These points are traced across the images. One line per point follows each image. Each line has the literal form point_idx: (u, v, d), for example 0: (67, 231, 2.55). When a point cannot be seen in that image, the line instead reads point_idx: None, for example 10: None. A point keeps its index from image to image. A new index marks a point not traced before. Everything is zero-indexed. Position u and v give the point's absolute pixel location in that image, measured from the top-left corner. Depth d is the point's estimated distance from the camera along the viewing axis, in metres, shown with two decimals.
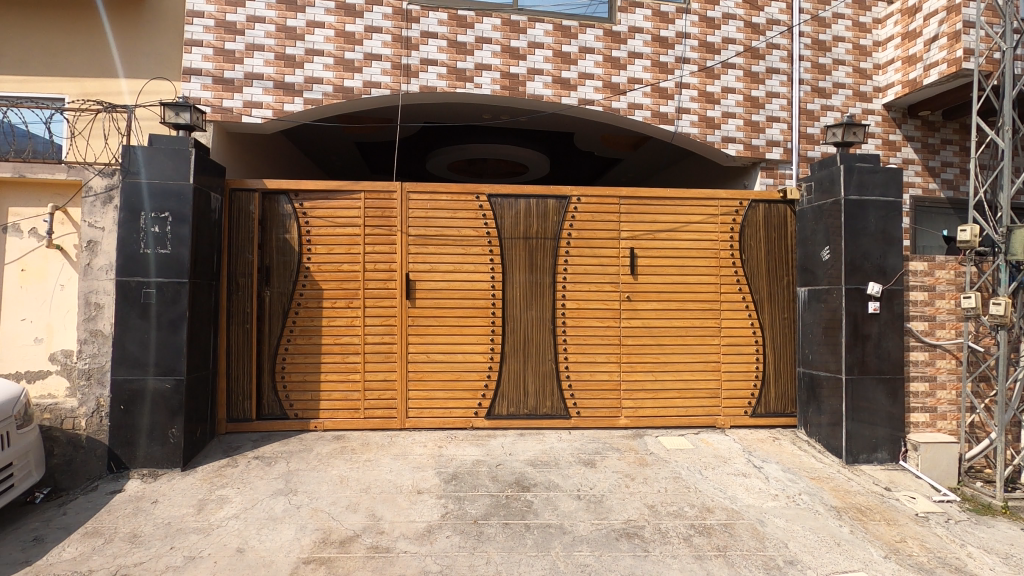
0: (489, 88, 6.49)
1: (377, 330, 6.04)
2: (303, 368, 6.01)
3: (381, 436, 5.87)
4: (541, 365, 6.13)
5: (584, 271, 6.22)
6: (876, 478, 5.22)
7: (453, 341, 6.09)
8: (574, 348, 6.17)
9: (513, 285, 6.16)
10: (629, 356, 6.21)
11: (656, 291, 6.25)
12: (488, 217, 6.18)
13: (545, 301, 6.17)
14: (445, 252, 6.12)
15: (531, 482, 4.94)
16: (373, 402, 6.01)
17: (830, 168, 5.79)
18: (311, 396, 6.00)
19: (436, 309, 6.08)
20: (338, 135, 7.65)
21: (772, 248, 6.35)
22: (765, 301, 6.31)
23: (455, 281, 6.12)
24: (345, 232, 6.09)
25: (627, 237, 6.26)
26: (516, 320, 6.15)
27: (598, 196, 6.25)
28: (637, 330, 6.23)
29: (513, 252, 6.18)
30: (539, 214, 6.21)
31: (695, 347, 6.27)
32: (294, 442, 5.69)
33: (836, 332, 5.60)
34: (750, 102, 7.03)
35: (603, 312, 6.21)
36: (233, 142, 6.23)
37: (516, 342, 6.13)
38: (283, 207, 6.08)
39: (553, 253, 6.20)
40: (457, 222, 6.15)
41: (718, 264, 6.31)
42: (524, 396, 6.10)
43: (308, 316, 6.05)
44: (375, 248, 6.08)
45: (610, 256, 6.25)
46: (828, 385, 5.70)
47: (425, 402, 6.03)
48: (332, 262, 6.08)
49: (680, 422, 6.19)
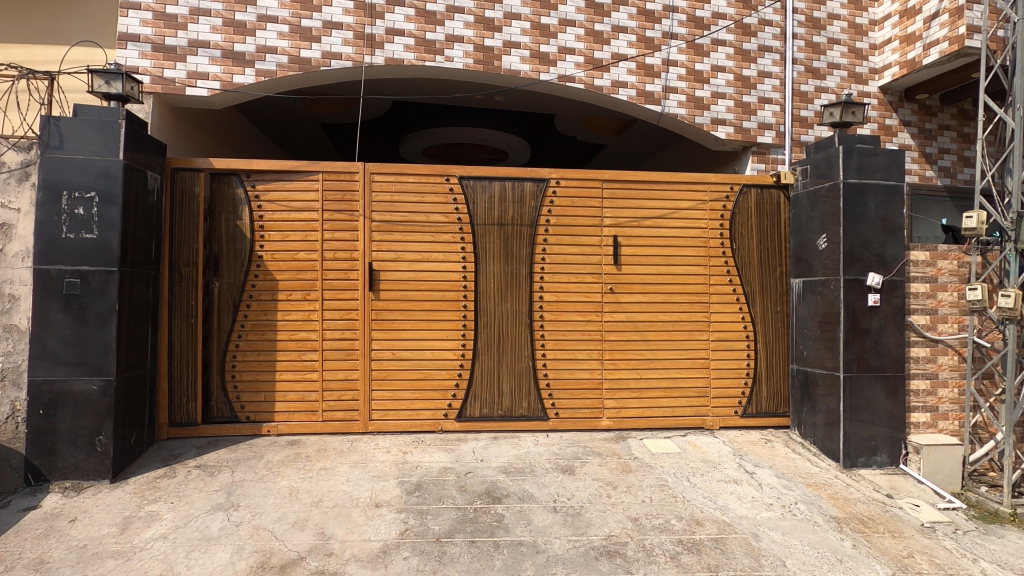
0: (462, 61, 5.96)
1: (337, 325, 5.51)
2: (256, 366, 5.47)
3: (341, 440, 5.35)
4: (517, 363, 5.66)
5: (564, 261, 5.74)
6: (876, 484, 4.83)
7: (421, 336, 5.59)
8: (553, 344, 5.70)
9: (487, 276, 5.66)
10: (612, 353, 5.75)
11: (640, 283, 5.80)
12: (459, 202, 5.67)
13: (522, 293, 5.69)
14: (411, 240, 5.61)
15: (503, 493, 4.47)
16: (332, 404, 5.48)
17: (827, 150, 5.37)
18: (264, 398, 5.46)
19: (402, 303, 5.57)
20: (299, 113, 7.06)
21: (765, 237, 5.93)
22: (757, 293, 5.89)
23: (423, 271, 5.61)
24: (302, 217, 5.54)
25: (611, 225, 5.80)
26: (490, 314, 5.65)
27: (579, 180, 5.77)
28: (621, 325, 5.77)
29: (486, 241, 5.68)
30: (515, 198, 5.71)
31: (683, 343, 5.83)
32: (242, 448, 5.15)
33: (833, 326, 5.19)
34: (740, 82, 6.60)
35: (584, 305, 5.74)
36: (177, 117, 5.63)
37: (491, 338, 5.64)
38: (233, 189, 5.51)
39: (531, 241, 5.72)
40: (425, 207, 5.63)
41: (707, 253, 5.88)
42: (498, 396, 5.62)
43: (261, 309, 5.50)
44: (335, 235, 5.54)
45: (593, 245, 5.78)
46: (825, 383, 5.30)
47: (390, 404, 5.53)
48: (287, 250, 5.53)
49: (666, 423, 5.76)
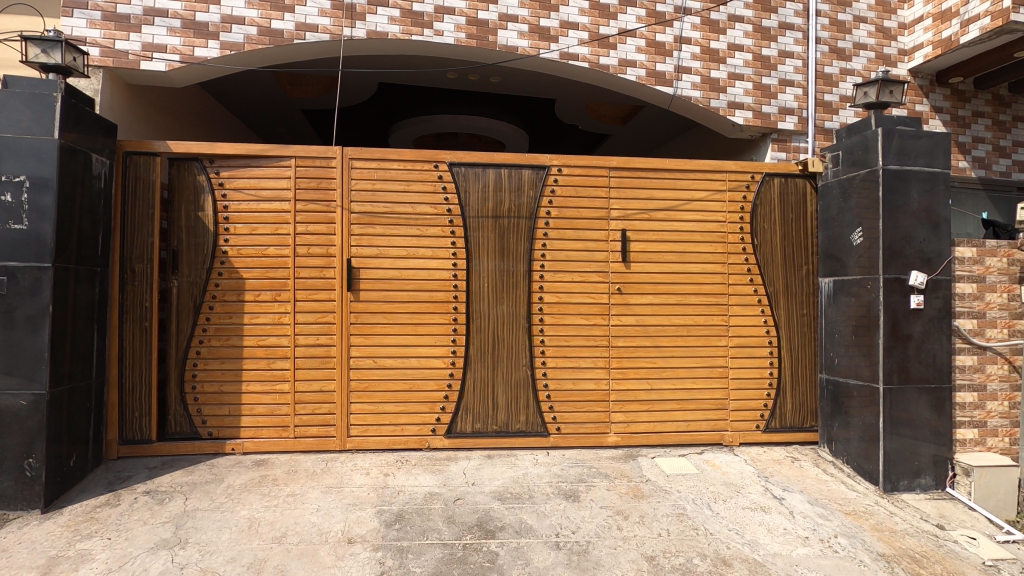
0: (453, 36, 5.34)
1: (311, 329, 4.89)
2: (219, 376, 4.85)
3: (314, 460, 4.72)
4: (514, 372, 5.05)
5: (566, 258, 5.13)
6: (924, 513, 4.23)
7: (407, 342, 4.98)
8: (555, 351, 5.09)
9: (480, 274, 5.05)
10: (620, 362, 5.15)
11: (651, 283, 5.20)
12: (449, 191, 5.06)
13: (519, 294, 5.08)
14: (396, 234, 5.00)
15: (497, 525, 3.85)
16: (306, 418, 4.86)
17: (863, 132, 4.77)
18: (229, 412, 4.84)
19: (385, 305, 4.96)
20: (275, 95, 6.45)
21: (789, 231, 5.34)
22: (781, 294, 5.29)
23: (409, 269, 5.00)
24: (272, 207, 4.92)
25: (619, 218, 5.20)
26: (483, 317, 5.04)
27: (583, 167, 5.17)
28: (629, 330, 5.17)
29: (480, 235, 5.06)
30: (512, 187, 5.10)
31: (699, 350, 5.23)
32: (201, 470, 4.52)
33: (871, 331, 4.60)
34: (760, 62, 6.01)
35: (589, 308, 5.13)
36: (132, 95, 5.01)
37: (485, 345, 5.03)
38: (194, 176, 4.89)
39: (529, 235, 5.11)
40: (411, 197, 5.02)
41: (726, 250, 5.28)
42: (493, 410, 5.01)
43: (224, 312, 4.88)
44: (309, 227, 4.92)
45: (599, 240, 5.17)
46: (861, 397, 4.71)
47: (371, 418, 4.91)
48: (255, 245, 4.91)
49: (680, 439, 5.16)
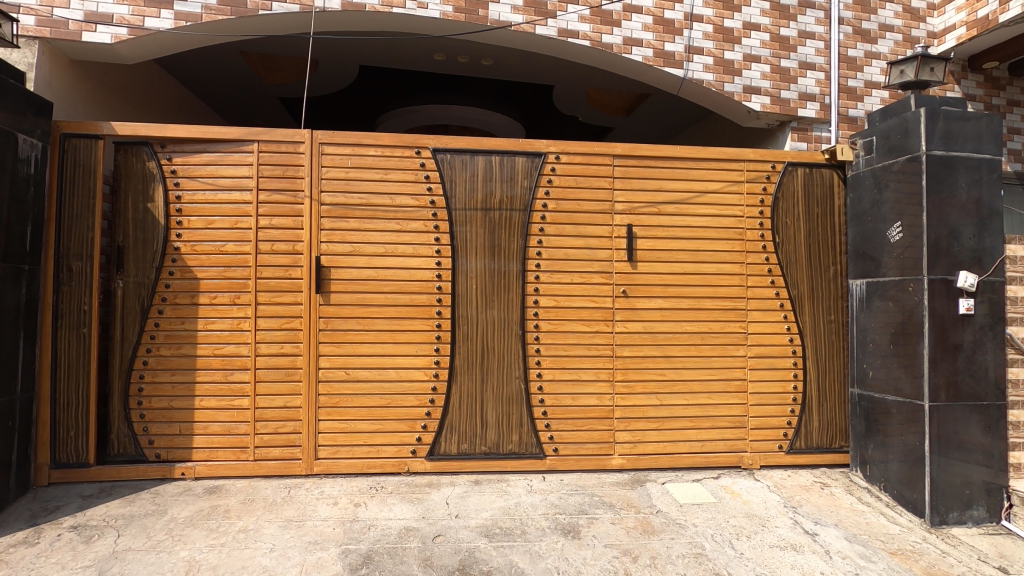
0: (438, 9, 4.75)
1: (274, 337, 4.29)
2: (169, 390, 4.26)
3: (275, 487, 4.11)
4: (506, 386, 4.45)
5: (565, 257, 4.55)
6: (980, 551, 3.62)
7: (383, 352, 4.38)
8: (552, 362, 4.49)
9: (467, 274, 4.46)
10: (625, 374, 4.55)
11: (660, 285, 4.62)
12: (433, 180, 4.49)
13: (511, 297, 4.49)
14: (372, 228, 4.42)
15: (482, 570, 3.24)
16: (267, 438, 4.26)
17: (901, 114, 4.20)
18: (179, 431, 4.24)
19: (360, 309, 4.37)
20: (245, 74, 5.85)
21: (815, 227, 4.77)
22: (806, 298, 4.72)
23: (386, 269, 4.42)
24: (231, 198, 4.34)
25: (624, 211, 4.62)
26: (471, 324, 4.45)
27: (584, 154, 4.60)
28: (636, 338, 4.58)
29: (468, 230, 4.48)
30: (504, 176, 4.53)
31: (714, 361, 4.64)
32: (143, 500, 3.90)
33: (915, 341, 4.02)
34: (778, 43, 5.46)
35: (591, 313, 4.54)
36: (74, 71, 4.43)
37: (472, 354, 4.44)
38: (143, 162, 4.32)
39: (523, 231, 4.53)
40: (389, 187, 4.45)
41: (744, 248, 4.70)
42: (482, 429, 4.41)
43: (176, 317, 4.29)
44: (273, 221, 4.33)
45: (601, 236, 4.59)
46: (901, 415, 4.12)
47: (342, 438, 4.31)
48: (212, 241, 4.32)
49: (693, 462, 4.57)
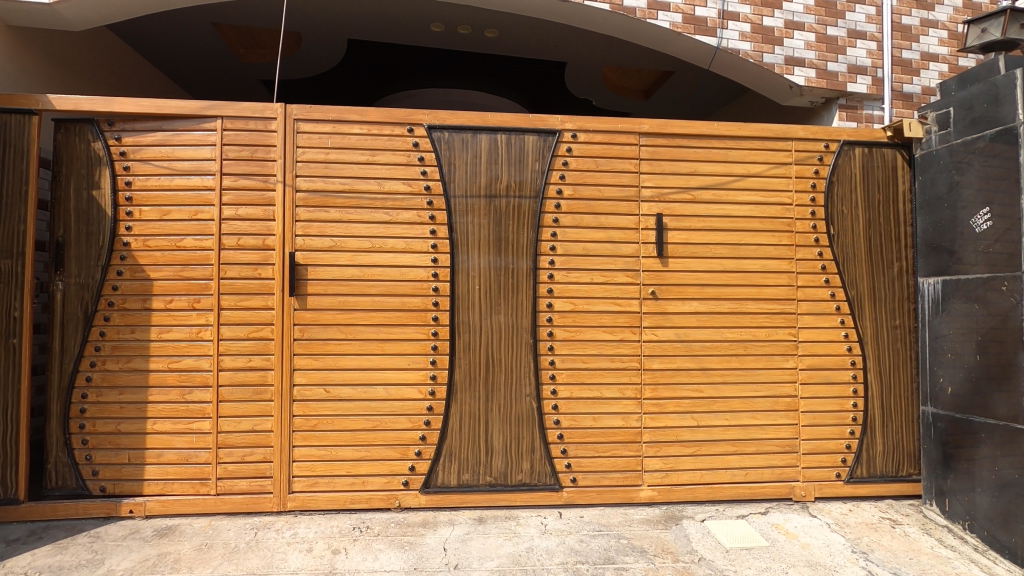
0: None
1: (241, 347, 3.63)
2: (117, 411, 3.60)
3: (240, 528, 3.44)
4: (515, 404, 3.77)
5: (583, 252, 3.86)
6: None
7: (370, 365, 3.71)
8: (569, 377, 3.81)
9: (469, 273, 3.79)
10: (655, 390, 3.86)
11: (694, 286, 3.93)
12: (428, 163, 3.82)
13: (521, 300, 3.81)
14: (357, 220, 3.75)
15: None
16: (232, 469, 3.59)
17: (987, 79, 3.46)
18: (129, 459, 3.58)
19: (342, 315, 3.70)
20: (217, 44, 5.18)
21: (876, 217, 4.07)
22: (866, 299, 4.02)
23: (373, 268, 3.75)
24: (190, 185, 3.68)
25: (652, 198, 3.94)
26: (473, 331, 3.77)
27: (606, 132, 3.93)
28: (667, 348, 3.88)
29: (469, 221, 3.81)
30: (512, 158, 3.85)
31: (760, 375, 3.94)
32: (78, 545, 3.24)
33: (1011, 351, 3.29)
34: (824, 8, 4.76)
35: (614, 318, 3.86)
36: (11, 35, 3.76)
37: (475, 368, 3.76)
38: (88, 143, 3.68)
39: (534, 222, 3.84)
40: (376, 171, 3.79)
41: (793, 241, 4.02)
42: (486, 455, 3.73)
43: (124, 325, 3.63)
44: (239, 211, 3.67)
45: (626, 228, 3.91)
46: (992, 440, 3.38)
47: (321, 468, 3.64)
48: (167, 235, 3.67)
49: (736, 494, 3.86)
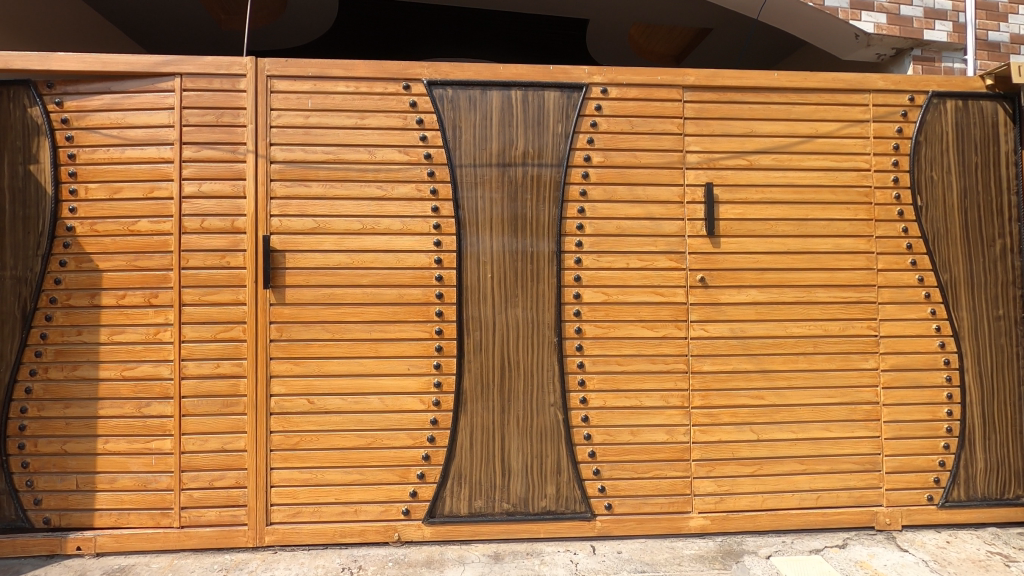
0: None
1: (207, 351, 3.02)
2: (61, 428, 3.01)
3: (205, 570, 2.83)
4: (537, 416, 3.13)
5: (617, 231, 3.19)
6: None
7: (361, 371, 3.08)
8: (602, 383, 3.15)
9: (480, 259, 3.14)
10: (706, 397, 3.19)
11: (752, 271, 3.25)
12: (428, 126, 3.17)
13: (542, 290, 3.15)
14: (343, 196, 3.12)
15: None
16: (199, 496, 3.00)
17: None
18: (77, 486, 3.00)
19: (328, 310, 3.08)
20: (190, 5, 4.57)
21: (973, 185, 3.35)
22: (963, 285, 3.30)
23: (364, 254, 3.12)
24: (145, 157, 3.07)
25: (700, 166, 3.25)
26: (486, 329, 3.12)
27: (642, 86, 3.25)
28: (720, 346, 3.21)
29: (479, 195, 3.15)
30: (530, 118, 3.19)
31: (833, 378, 3.25)
32: None
33: None
34: None
35: (655, 311, 3.19)
36: None
37: (488, 373, 3.12)
38: (23, 109, 3.08)
39: (557, 195, 3.18)
40: (366, 137, 3.15)
41: (871, 215, 3.31)
42: (504, 477, 3.10)
43: (70, 325, 3.04)
44: (203, 187, 3.06)
45: (668, 202, 3.23)
46: None
47: (304, 494, 3.03)
48: (118, 217, 3.07)
49: (806, 522, 3.19)
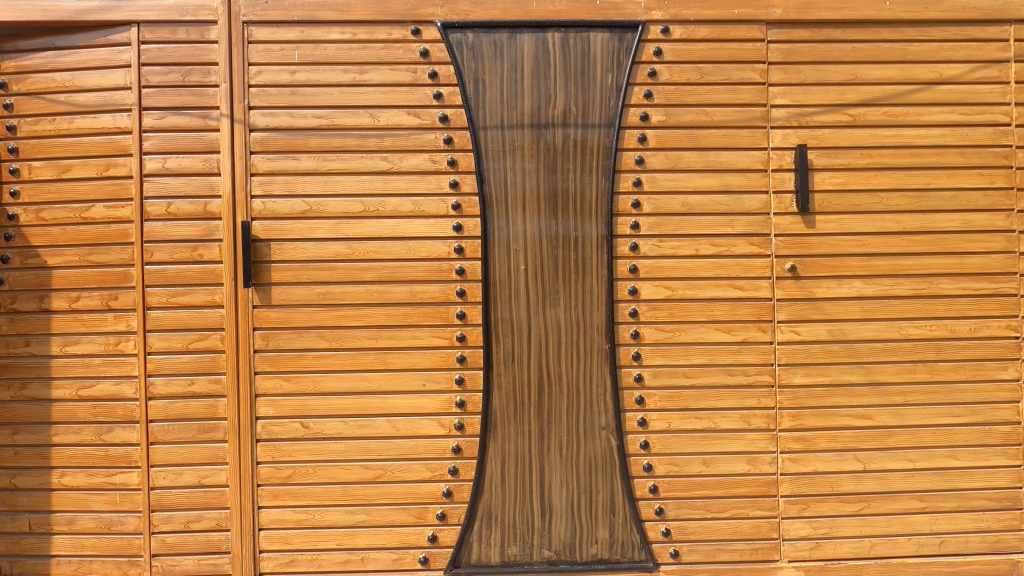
0: None
1: (178, 365, 2.46)
2: (9, 459, 2.49)
3: None
4: (585, 442, 2.50)
5: (683, 209, 2.53)
6: None
7: (366, 388, 2.49)
8: (666, 401, 2.51)
9: (511, 246, 2.50)
10: (798, 418, 2.53)
11: (856, 257, 2.55)
12: (443, 81, 2.52)
13: (590, 285, 2.51)
14: (340, 171, 2.51)
15: None
16: (174, 542, 2.46)
17: None
18: (29, 528, 2.48)
19: (324, 313, 2.49)
20: None
21: None
22: None
23: (367, 242, 2.51)
24: (97, 128, 2.50)
25: (789, 124, 2.55)
26: (520, 334, 2.50)
27: (714, 22, 2.55)
28: (815, 353, 2.53)
29: (509, 166, 2.51)
30: (572, 67, 2.52)
31: (960, 392, 2.56)
32: None
33: None
34: None
35: (732, 310, 2.53)
36: None
37: (523, 389, 2.50)
38: None
39: (608, 164, 2.52)
40: (366, 96, 2.52)
41: (1011, 183, 2.58)
42: (545, 518, 2.50)
43: (15, 334, 2.50)
44: (168, 163, 2.48)
45: (748, 170, 2.54)
46: None
47: (300, 539, 2.47)
48: (69, 202, 2.51)
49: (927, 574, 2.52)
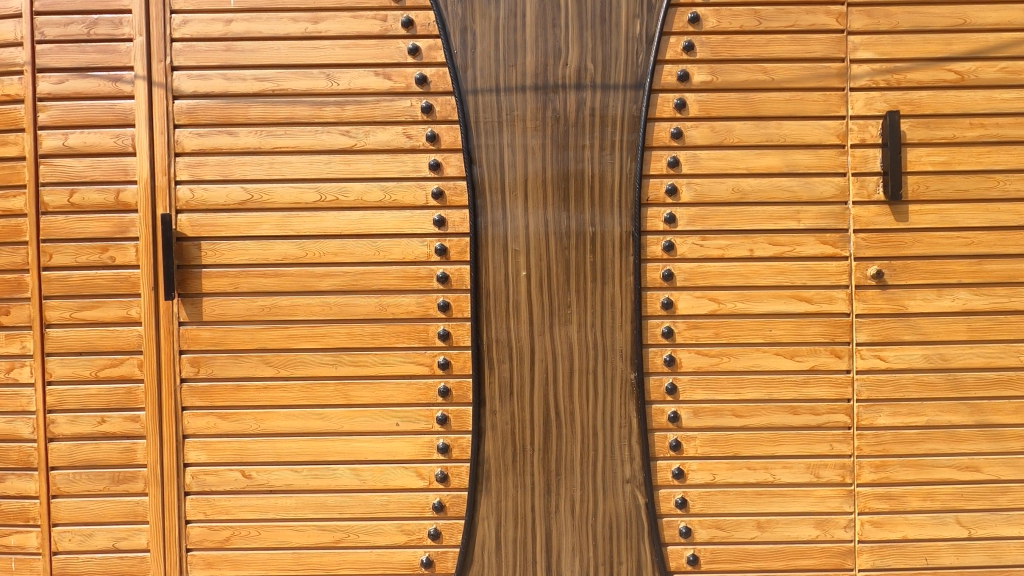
0: None
1: (86, 398, 1.94)
2: None
3: None
4: (605, 499, 1.94)
5: (734, 197, 1.93)
6: None
7: (324, 428, 1.95)
8: (709, 447, 1.94)
9: (509, 246, 1.93)
10: (883, 470, 1.94)
11: (963, 259, 1.94)
12: (421, 31, 1.94)
13: (611, 296, 1.93)
14: (289, 149, 1.95)
15: None
16: None
17: None
18: None
19: (269, 332, 1.94)
20: None
21: None
22: None
23: (324, 241, 1.95)
24: None
25: (875, 84, 1.93)
26: (520, 360, 1.93)
27: None
28: (906, 386, 1.94)
29: (507, 142, 1.93)
30: (589, 11, 1.92)
31: None
32: None
33: None
34: None
35: (798, 329, 1.93)
36: None
37: (525, 430, 1.94)
38: None
39: (635, 139, 1.93)
40: (322, 51, 1.95)
41: None
42: None
43: None
44: (71, 141, 1.94)
45: (820, 146, 1.94)
46: None
47: None
48: None
49: None
